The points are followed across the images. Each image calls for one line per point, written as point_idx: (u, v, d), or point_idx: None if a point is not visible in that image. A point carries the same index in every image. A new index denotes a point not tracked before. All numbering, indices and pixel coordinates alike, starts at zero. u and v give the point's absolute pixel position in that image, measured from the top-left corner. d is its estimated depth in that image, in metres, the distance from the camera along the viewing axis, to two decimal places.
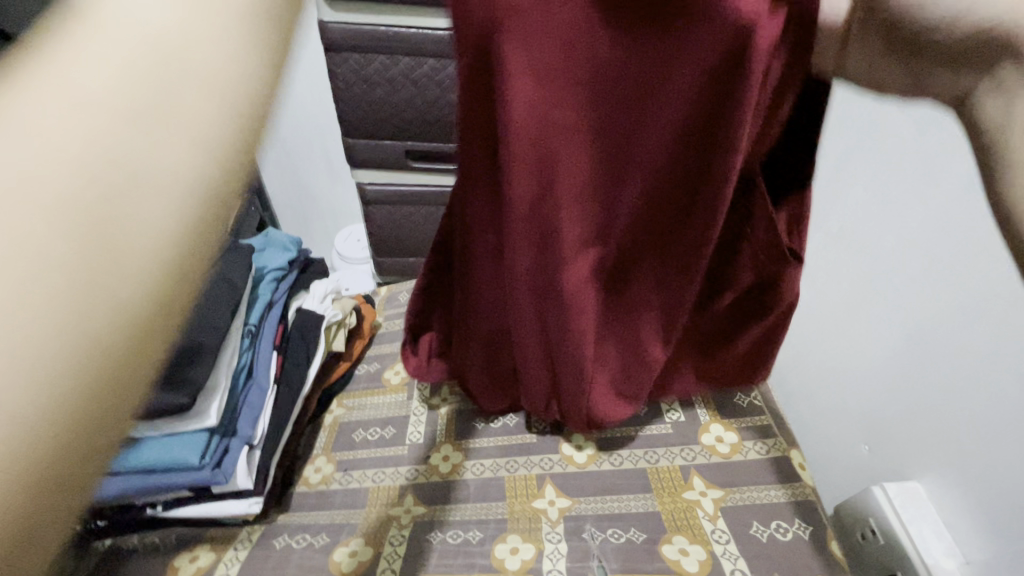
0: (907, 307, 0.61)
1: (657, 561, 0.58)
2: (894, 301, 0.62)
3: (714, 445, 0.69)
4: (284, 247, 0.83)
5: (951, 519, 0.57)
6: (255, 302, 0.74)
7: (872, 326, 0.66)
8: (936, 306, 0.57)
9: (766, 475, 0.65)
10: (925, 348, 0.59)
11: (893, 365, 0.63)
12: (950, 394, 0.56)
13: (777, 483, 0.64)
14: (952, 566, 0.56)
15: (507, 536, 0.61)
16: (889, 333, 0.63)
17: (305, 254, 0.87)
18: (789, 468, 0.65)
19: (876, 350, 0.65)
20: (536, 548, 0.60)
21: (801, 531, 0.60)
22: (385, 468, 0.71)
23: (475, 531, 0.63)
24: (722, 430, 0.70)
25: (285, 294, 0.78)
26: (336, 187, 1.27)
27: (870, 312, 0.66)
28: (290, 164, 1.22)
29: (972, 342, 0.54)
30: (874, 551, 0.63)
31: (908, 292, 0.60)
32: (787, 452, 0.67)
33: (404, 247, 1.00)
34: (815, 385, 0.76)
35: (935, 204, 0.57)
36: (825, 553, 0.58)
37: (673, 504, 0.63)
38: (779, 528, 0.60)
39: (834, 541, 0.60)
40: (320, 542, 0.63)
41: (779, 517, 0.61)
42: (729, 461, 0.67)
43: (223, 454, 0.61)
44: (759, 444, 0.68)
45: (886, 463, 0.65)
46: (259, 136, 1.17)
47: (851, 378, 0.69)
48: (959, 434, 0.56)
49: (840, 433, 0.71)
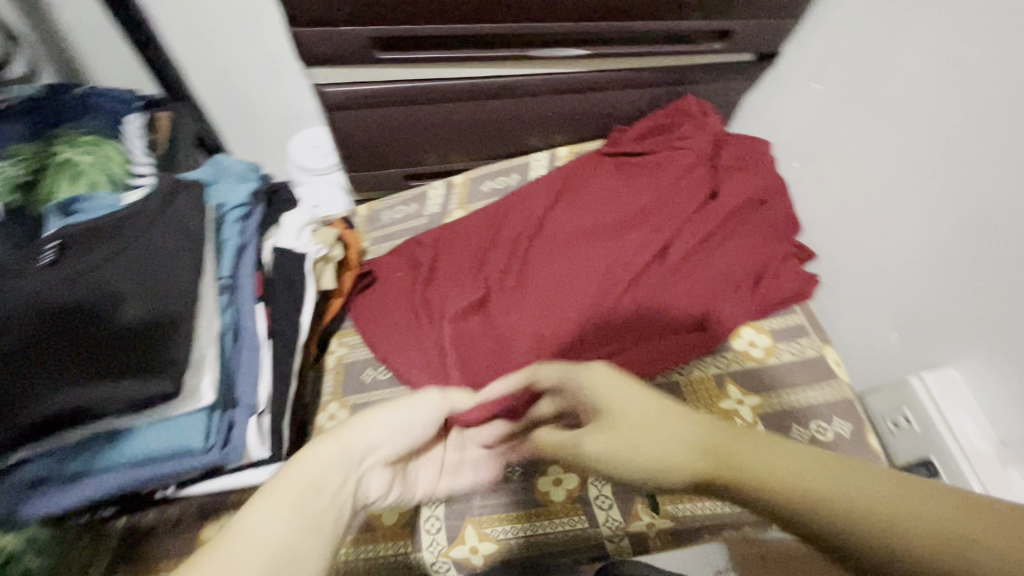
0: (941, 116, 0.57)
1: None
2: (910, 102, 0.61)
3: (748, 349, 0.66)
4: (239, 176, 0.69)
5: (991, 407, 0.56)
6: (222, 246, 0.61)
7: (880, 234, 0.67)
8: (933, 192, 0.59)
9: (801, 376, 0.64)
10: (948, 231, 0.58)
11: (934, 260, 0.60)
12: (975, 211, 0.55)
13: (813, 383, 0.63)
14: (986, 447, 0.56)
15: (547, 468, 0.59)
16: (886, 166, 0.65)
17: (268, 181, 0.73)
18: (823, 367, 0.64)
19: (866, 165, 0.68)
20: (578, 477, 0.58)
21: (841, 429, 0.59)
22: None
23: (514, 466, 0.60)
24: (754, 333, 0.67)
25: (253, 232, 0.65)
26: (281, 84, 1.09)
27: (902, 208, 0.63)
28: (225, 66, 1.04)
29: (898, 224, 0.64)
30: (903, 439, 0.62)
31: (984, 159, 0.54)
32: (821, 350, 0.65)
33: (368, 155, 0.85)
34: (858, 222, 0.70)
35: (856, 132, 0.68)
36: (864, 447, 0.58)
37: (711, 416, 0.62)
38: (819, 429, 0.59)
39: (871, 433, 0.60)
40: None
41: (817, 418, 0.60)
42: (764, 364, 0.65)
43: (229, 429, 0.52)
44: (793, 345, 0.66)
45: (917, 347, 0.64)
46: (179, 37, 0.98)
47: (838, 191, 0.72)
48: (988, 255, 0.55)
49: (877, 277, 0.68)
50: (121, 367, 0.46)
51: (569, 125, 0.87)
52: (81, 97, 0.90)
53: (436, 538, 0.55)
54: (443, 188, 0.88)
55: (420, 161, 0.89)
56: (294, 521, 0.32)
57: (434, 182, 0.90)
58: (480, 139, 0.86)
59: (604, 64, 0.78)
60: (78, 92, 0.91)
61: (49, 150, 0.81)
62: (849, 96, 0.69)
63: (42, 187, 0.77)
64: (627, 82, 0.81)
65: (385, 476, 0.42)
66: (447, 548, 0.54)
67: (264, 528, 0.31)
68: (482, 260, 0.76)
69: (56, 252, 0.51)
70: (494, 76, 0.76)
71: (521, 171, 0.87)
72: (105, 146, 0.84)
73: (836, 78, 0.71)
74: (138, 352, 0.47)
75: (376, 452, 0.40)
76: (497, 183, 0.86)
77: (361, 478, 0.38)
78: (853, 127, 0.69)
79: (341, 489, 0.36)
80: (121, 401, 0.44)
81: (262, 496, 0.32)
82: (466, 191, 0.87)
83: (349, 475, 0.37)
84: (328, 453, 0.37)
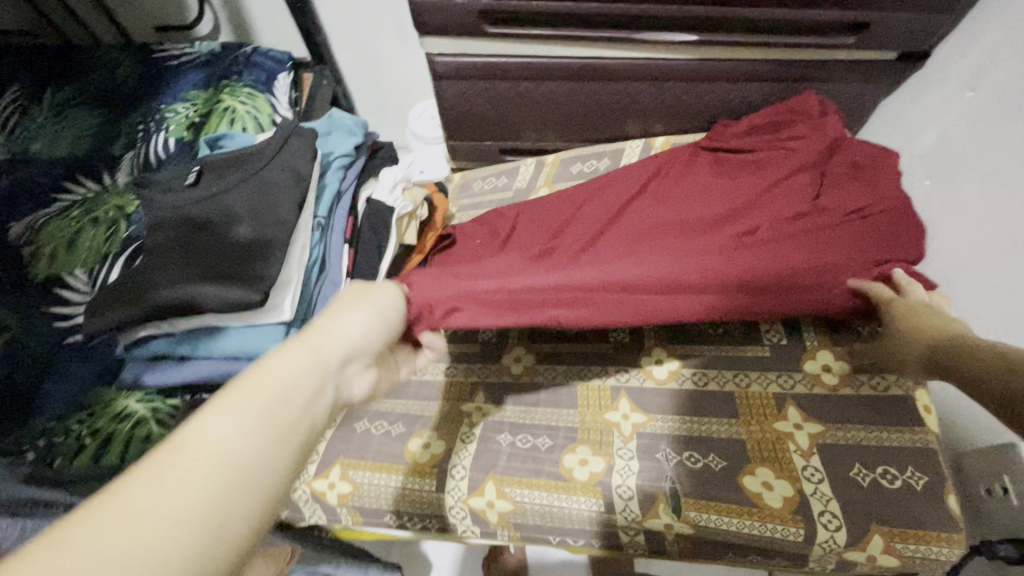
0: None
1: (736, 491, 0.54)
2: None
3: (820, 373, 0.61)
4: (350, 130, 0.77)
5: None
6: (323, 190, 0.70)
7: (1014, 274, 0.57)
8: None
9: (878, 414, 0.57)
10: None
11: None
12: None
13: (892, 424, 0.56)
14: None
15: (576, 447, 0.60)
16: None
17: (374, 138, 0.80)
18: (910, 409, 0.57)
19: (1010, 184, 0.57)
20: (606, 462, 0.58)
21: (913, 481, 0.52)
22: (457, 362, 0.70)
23: (545, 438, 0.61)
24: (832, 358, 0.61)
25: (352, 181, 0.72)
26: (408, 59, 1.18)
27: None
28: (362, 35, 1.14)
29: None
30: (997, 509, 0.53)
31: None
32: (911, 391, 0.58)
33: (470, 126, 0.90)
34: (988, 259, 0.60)
35: (1002, 150, 0.59)
36: (940, 507, 0.51)
37: (761, 433, 0.58)
38: (886, 474, 0.53)
39: (953, 494, 0.52)
40: (397, 431, 0.64)
41: (887, 462, 0.54)
42: (834, 394, 0.59)
43: None
44: (876, 379, 0.59)
45: None
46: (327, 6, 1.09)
47: (976, 216, 0.62)
48: None
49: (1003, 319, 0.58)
50: (223, 274, 0.54)
51: (672, 114, 0.84)
52: (247, 55, 1.05)
53: (459, 484, 0.59)
54: (534, 164, 0.90)
55: (517, 137, 0.91)
56: (260, 435, 0.26)
57: (528, 158, 0.92)
58: (578, 121, 0.86)
59: (714, 53, 0.74)
60: (245, 50, 1.06)
61: (217, 98, 0.97)
62: (1005, 107, 0.59)
63: (207, 129, 0.93)
64: (740, 74, 0.76)
65: (369, 378, 0.39)
66: (467, 496, 0.58)
67: (217, 441, 0.25)
68: (554, 233, 0.76)
69: (198, 173, 0.62)
70: (598, 57, 0.76)
71: (614, 156, 0.86)
72: (260, 99, 0.98)
73: (996, 83, 0.61)
74: (240, 263, 0.55)
75: (357, 357, 0.36)
76: (587, 166, 0.86)
77: (342, 382, 0.34)
78: (1002, 143, 0.59)
79: (312, 400, 0.30)
80: (220, 300, 0.53)
81: (219, 404, 0.27)
82: (556, 170, 0.88)
83: (325, 384, 0.32)
84: (297, 359, 0.31)
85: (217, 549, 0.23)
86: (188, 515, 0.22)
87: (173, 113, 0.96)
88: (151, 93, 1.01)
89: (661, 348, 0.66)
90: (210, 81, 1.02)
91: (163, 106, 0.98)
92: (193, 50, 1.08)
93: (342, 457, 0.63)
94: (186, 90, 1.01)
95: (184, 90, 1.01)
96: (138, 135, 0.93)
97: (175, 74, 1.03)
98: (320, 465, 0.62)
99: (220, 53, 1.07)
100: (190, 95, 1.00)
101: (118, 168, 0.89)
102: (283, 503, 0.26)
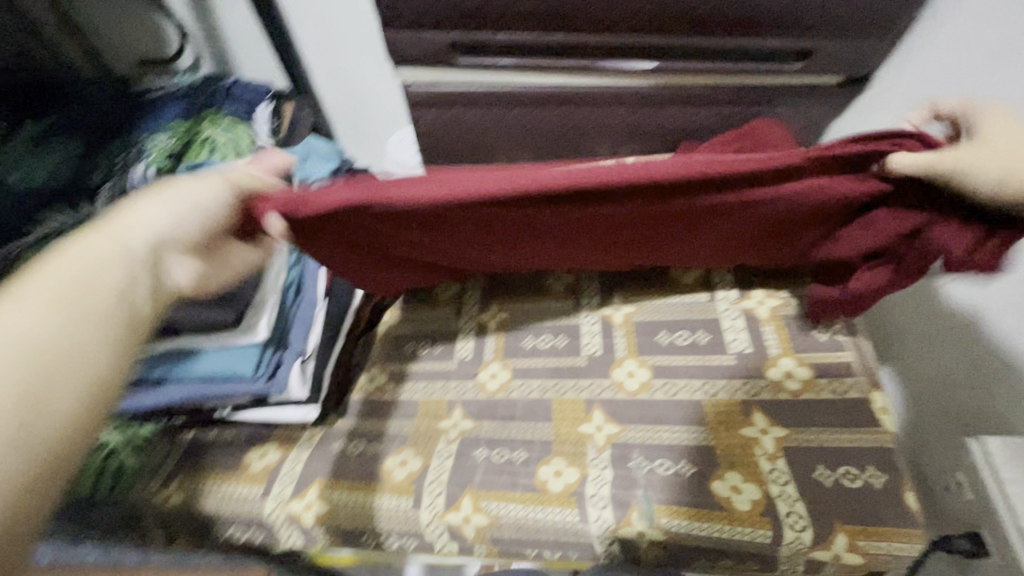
0: None
1: (705, 496, 0.56)
2: None
3: (783, 379, 0.63)
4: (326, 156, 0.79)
5: None
6: None
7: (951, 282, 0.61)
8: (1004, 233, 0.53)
9: (838, 417, 0.59)
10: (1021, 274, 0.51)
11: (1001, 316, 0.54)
12: None
13: (851, 426, 0.58)
14: None
15: (551, 459, 0.61)
16: None
17: (351, 164, 0.83)
18: (868, 411, 0.59)
19: None
20: (580, 472, 0.59)
21: (873, 480, 0.54)
22: (434, 381, 0.71)
23: (521, 451, 0.62)
24: (794, 364, 0.64)
25: None
26: (387, 89, 1.22)
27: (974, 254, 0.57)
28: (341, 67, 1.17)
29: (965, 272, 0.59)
30: (957, 503, 0.56)
31: None
32: (868, 394, 0.60)
33: (446, 152, 0.93)
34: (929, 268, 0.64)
35: None
36: (900, 505, 0.53)
37: (728, 439, 0.59)
38: (847, 474, 0.55)
39: (911, 492, 0.54)
40: (374, 450, 0.65)
41: (848, 463, 0.56)
42: (797, 399, 0.61)
43: (276, 367, 0.60)
44: (836, 383, 0.61)
45: (991, 410, 0.56)
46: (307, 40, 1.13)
47: None
48: None
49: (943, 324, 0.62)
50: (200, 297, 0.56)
51: (639, 137, 0.88)
52: (227, 87, 1.08)
53: (436, 500, 0.60)
54: None
55: (490, 160, 0.94)
56: (62, 311, 0.34)
57: None
58: (550, 144, 0.90)
59: (674, 80, 0.78)
60: (226, 82, 1.09)
61: (197, 129, 0.99)
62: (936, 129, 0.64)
63: (187, 158, 0.94)
64: (700, 98, 0.80)
65: (188, 264, 0.46)
66: (443, 512, 0.59)
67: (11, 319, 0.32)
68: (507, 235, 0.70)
69: None
70: (565, 85, 0.80)
71: None
72: (239, 129, 1.00)
73: None
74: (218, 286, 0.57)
75: (162, 239, 0.43)
76: None
77: (150, 263, 0.42)
78: None
79: (120, 283, 0.39)
80: None
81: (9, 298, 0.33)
82: None
83: (122, 267, 0.39)
84: (98, 250, 0.39)
85: (80, 394, 0.33)
86: (34, 370, 0.32)
87: (153, 143, 0.98)
88: (131, 124, 1.03)
89: (632, 359, 0.68)
90: (190, 113, 1.04)
91: (142, 136, 1.00)
92: (175, 83, 1.10)
93: (319, 478, 0.63)
94: (166, 121, 1.03)
95: (165, 121, 1.03)
96: (116, 166, 0.94)
97: (155, 106, 1.05)
98: (297, 487, 0.62)
99: (200, 85, 1.09)
100: (170, 126, 1.01)
101: (96, 198, 0.90)
102: (119, 364, 0.36)
